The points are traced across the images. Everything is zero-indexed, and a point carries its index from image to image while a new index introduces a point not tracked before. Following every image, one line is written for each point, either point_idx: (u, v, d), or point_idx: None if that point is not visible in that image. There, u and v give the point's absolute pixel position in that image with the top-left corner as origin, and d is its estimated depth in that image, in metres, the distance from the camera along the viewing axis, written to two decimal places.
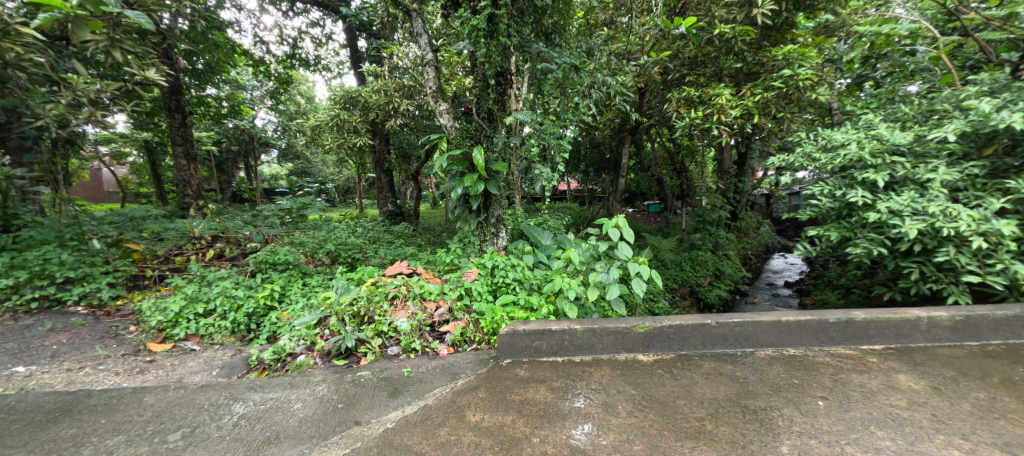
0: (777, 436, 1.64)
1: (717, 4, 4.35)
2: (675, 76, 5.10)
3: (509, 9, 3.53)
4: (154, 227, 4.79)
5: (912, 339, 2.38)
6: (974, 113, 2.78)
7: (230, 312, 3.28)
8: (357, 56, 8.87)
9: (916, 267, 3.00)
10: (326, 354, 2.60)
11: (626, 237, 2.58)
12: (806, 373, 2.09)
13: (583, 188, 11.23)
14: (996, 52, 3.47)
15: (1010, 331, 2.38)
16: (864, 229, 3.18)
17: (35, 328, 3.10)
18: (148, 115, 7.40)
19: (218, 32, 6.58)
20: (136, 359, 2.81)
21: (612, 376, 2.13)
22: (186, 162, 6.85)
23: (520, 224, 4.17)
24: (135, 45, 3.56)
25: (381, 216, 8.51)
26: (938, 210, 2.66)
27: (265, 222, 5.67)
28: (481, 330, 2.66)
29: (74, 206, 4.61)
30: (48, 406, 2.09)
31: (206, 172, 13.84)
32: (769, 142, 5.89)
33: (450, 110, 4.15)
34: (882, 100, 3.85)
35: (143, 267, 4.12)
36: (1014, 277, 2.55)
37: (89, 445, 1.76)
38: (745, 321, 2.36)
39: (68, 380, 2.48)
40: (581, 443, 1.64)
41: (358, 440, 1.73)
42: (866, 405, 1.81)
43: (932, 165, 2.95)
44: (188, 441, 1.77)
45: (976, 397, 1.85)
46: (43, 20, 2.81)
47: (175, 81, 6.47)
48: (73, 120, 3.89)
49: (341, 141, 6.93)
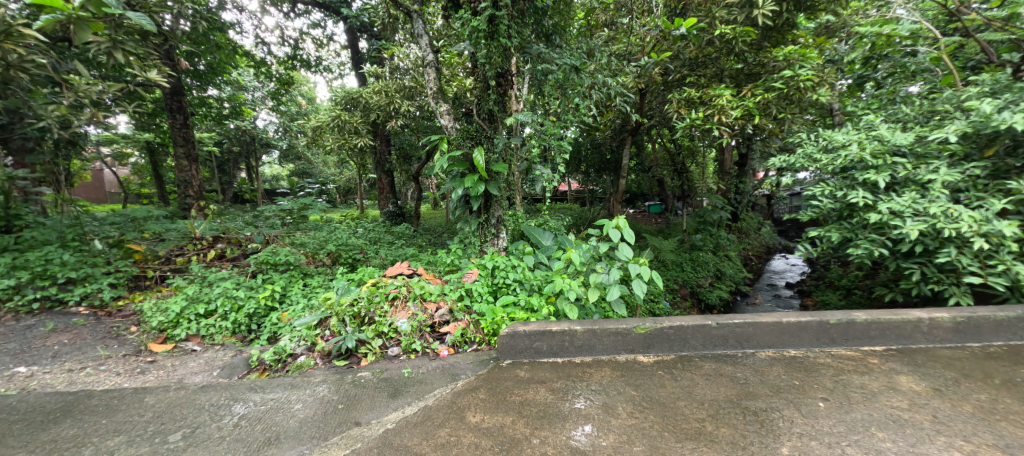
0: (777, 437, 1.64)
1: (717, 4, 4.36)
2: (675, 77, 5.06)
3: (509, 10, 3.53)
4: (156, 227, 4.80)
5: (913, 340, 2.37)
6: (975, 114, 2.78)
7: (231, 312, 3.29)
8: (358, 57, 8.89)
9: (917, 268, 2.99)
10: (327, 354, 2.60)
11: (626, 237, 2.58)
12: (806, 374, 2.09)
13: (583, 189, 11.23)
14: (997, 53, 3.46)
15: (1012, 332, 2.37)
16: (865, 230, 3.17)
17: (37, 329, 3.11)
18: (150, 116, 7.43)
19: (219, 33, 6.60)
20: (137, 359, 2.82)
21: (613, 377, 2.13)
22: (187, 162, 6.87)
23: (520, 225, 4.17)
24: (137, 47, 3.58)
25: (382, 216, 8.52)
26: (939, 211, 2.66)
27: (266, 223, 5.68)
28: (481, 330, 2.66)
29: (76, 207, 4.62)
30: (49, 406, 2.10)
31: (207, 173, 13.87)
32: (769, 143, 5.89)
33: (451, 110, 4.16)
34: (883, 101, 3.85)
35: (144, 267, 4.13)
36: (1016, 278, 2.54)
37: (90, 445, 1.77)
38: (746, 322, 2.36)
39: (69, 381, 2.48)
40: (582, 444, 1.64)
41: (358, 441, 1.73)
42: (867, 407, 1.80)
43: (933, 166, 2.95)
44: (189, 441, 1.77)
45: (977, 398, 1.84)
46: (45, 22, 2.82)
47: (176, 83, 6.49)
48: (76, 121, 3.91)
49: (342, 142, 6.96)
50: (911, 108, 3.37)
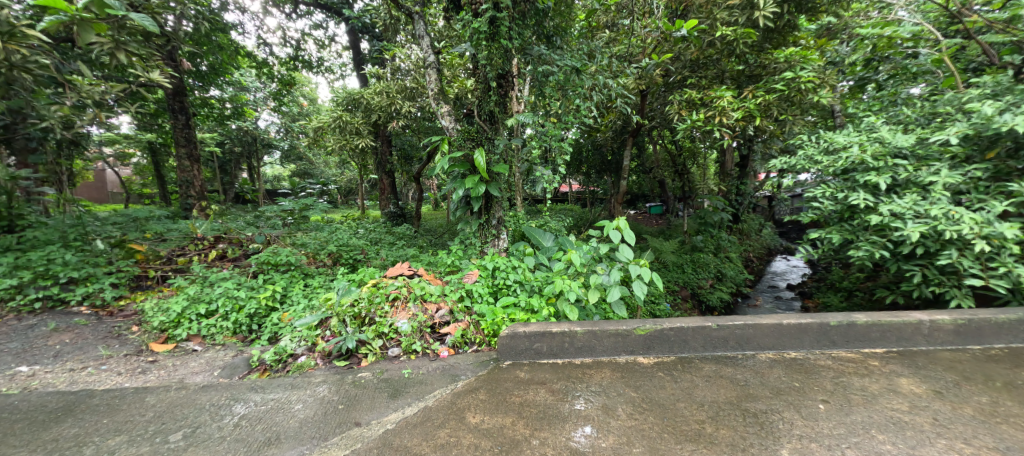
0: (777, 439, 1.64)
1: (718, 6, 4.38)
2: (676, 78, 5.04)
3: (510, 12, 3.54)
4: (158, 227, 4.82)
5: (914, 342, 2.37)
6: (976, 116, 2.77)
7: (232, 312, 3.30)
8: (360, 58, 8.91)
9: (918, 270, 2.97)
10: (327, 355, 2.60)
11: (626, 239, 2.57)
12: (806, 376, 2.09)
13: (584, 190, 11.22)
14: (999, 55, 3.44)
15: (1013, 335, 2.37)
16: (866, 232, 3.16)
17: (38, 328, 3.11)
18: (152, 117, 7.45)
19: (221, 34, 6.61)
20: (138, 359, 2.82)
21: (613, 379, 2.13)
22: (189, 163, 6.89)
23: (520, 226, 4.17)
24: (140, 47, 3.59)
25: (382, 217, 8.52)
26: (940, 213, 2.65)
27: (267, 223, 5.70)
28: (481, 331, 2.66)
29: (78, 207, 4.64)
30: (51, 406, 2.10)
31: (208, 173, 13.89)
32: (770, 144, 5.88)
33: (451, 111, 4.16)
34: (884, 103, 3.84)
35: (145, 267, 4.14)
36: (1017, 280, 2.54)
37: (91, 445, 1.77)
38: (746, 324, 2.36)
39: (70, 381, 2.49)
40: (581, 445, 1.64)
41: (358, 441, 1.74)
42: (867, 409, 1.80)
43: (935, 168, 2.94)
44: (190, 441, 1.77)
45: (978, 400, 1.84)
46: (49, 23, 2.83)
47: (178, 83, 6.52)
48: (78, 121, 3.93)
49: (342, 142, 7.04)
50: (913, 110, 3.37)
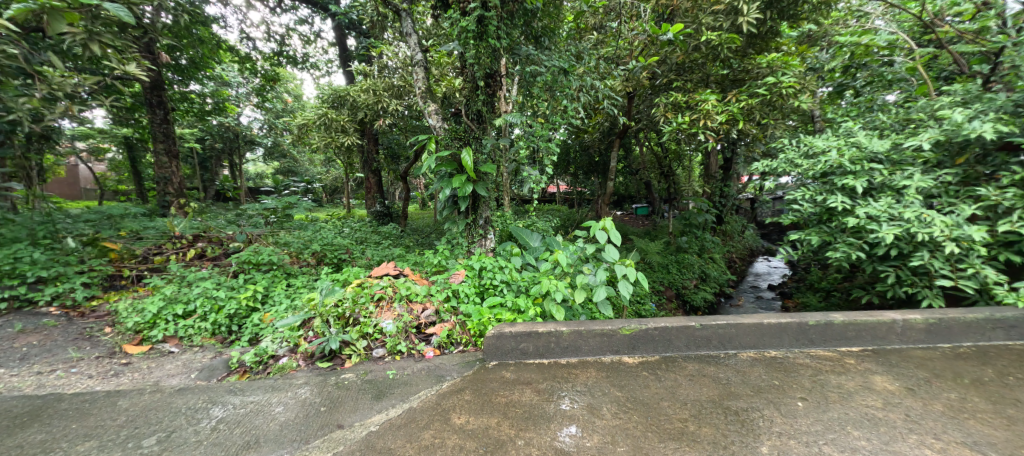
0: (758, 436, 1.67)
1: (703, 11, 4.45)
2: (662, 81, 5.08)
3: (498, 11, 3.53)
4: (133, 225, 4.65)
5: (888, 341, 2.44)
6: (948, 122, 2.87)
7: (211, 313, 3.20)
8: (346, 55, 8.83)
9: (892, 271, 3.08)
10: (310, 357, 2.57)
11: (613, 239, 2.56)
12: (786, 374, 2.13)
13: (572, 192, 11.28)
14: (969, 64, 3.60)
15: (981, 333, 2.45)
16: (843, 234, 3.24)
17: (3, 330, 2.98)
18: (128, 111, 7.21)
19: (202, 27, 6.43)
20: (111, 362, 2.73)
21: (598, 378, 2.14)
22: (168, 160, 6.69)
23: (508, 226, 4.15)
24: (114, 39, 3.46)
25: (369, 216, 8.44)
26: (913, 216, 2.74)
27: (250, 222, 5.57)
28: (467, 332, 2.64)
29: (48, 203, 4.45)
30: (16, 410, 2.02)
31: (188, 170, 13.56)
32: (753, 148, 6.01)
33: (439, 110, 4.11)
34: (862, 108, 3.97)
35: (120, 266, 3.98)
36: (983, 281, 2.66)
37: (59, 450, 1.71)
38: (728, 323, 2.40)
39: (38, 384, 2.40)
40: (566, 445, 1.65)
41: (340, 444, 1.71)
42: (844, 406, 1.85)
43: (908, 172, 3.05)
44: (164, 446, 1.72)
45: (947, 397, 1.91)
46: (17, 11, 2.73)
47: (156, 76, 6.30)
48: (48, 115, 3.77)
49: (328, 141, 6.85)
50: (888, 116, 3.48)
